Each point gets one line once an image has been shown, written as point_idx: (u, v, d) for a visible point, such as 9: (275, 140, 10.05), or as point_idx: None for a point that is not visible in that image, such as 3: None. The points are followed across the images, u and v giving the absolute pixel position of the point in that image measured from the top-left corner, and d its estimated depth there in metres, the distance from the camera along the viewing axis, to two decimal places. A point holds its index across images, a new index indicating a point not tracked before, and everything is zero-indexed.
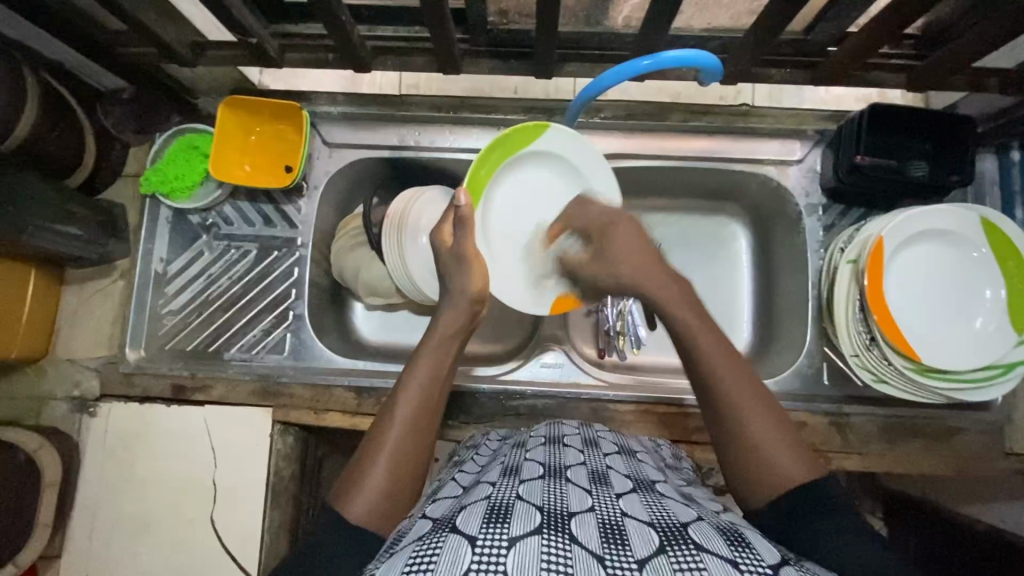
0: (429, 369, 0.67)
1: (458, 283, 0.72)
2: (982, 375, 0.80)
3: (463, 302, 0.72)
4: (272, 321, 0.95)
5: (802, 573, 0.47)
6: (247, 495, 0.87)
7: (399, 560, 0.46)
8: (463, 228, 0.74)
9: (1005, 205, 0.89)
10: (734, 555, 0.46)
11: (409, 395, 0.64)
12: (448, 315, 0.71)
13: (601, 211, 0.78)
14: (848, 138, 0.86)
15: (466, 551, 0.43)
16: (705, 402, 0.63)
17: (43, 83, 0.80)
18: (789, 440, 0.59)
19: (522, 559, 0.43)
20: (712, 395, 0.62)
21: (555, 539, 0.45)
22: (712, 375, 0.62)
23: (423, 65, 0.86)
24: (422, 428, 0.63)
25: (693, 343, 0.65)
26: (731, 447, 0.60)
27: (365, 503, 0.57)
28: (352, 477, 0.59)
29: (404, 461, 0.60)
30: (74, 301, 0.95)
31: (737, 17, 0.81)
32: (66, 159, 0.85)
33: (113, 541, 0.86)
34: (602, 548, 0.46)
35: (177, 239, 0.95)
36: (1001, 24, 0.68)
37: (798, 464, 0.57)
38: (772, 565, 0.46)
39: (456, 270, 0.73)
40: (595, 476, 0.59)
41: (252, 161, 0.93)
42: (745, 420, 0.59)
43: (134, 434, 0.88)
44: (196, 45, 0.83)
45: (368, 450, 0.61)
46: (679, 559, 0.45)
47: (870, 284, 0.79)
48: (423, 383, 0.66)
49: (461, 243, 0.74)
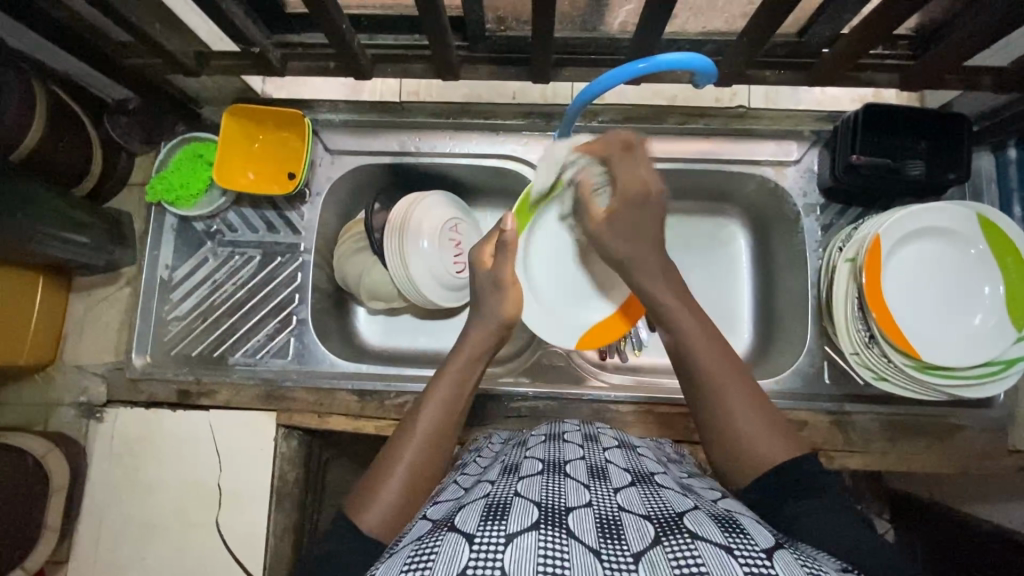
0: (453, 384, 0.69)
1: (491, 308, 0.75)
2: (982, 371, 0.80)
3: (493, 323, 0.75)
4: (276, 325, 0.96)
5: (795, 556, 0.47)
6: (253, 499, 0.87)
7: (396, 562, 0.46)
8: (504, 251, 0.75)
9: (1003, 201, 0.89)
10: (728, 541, 0.46)
11: (430, 410, 0.66)
12: (477, 334, 0.74)
13: (644, 174, 0.72)
14: (844, 140, 0.86)
15: (464, 549, 0.44)
16: (688, 382, 0.66)
17: (51, 95, 0.81)
18: (771, 420, 0.61)
19: (519, 554, 0.43)
20: (694, 377, 0.65)
21: (551, 534, 0.46)
22: (699, 355, 0.65)
23: (422, 71, 0.88)
24: (440, 441, 0.65)
25: (676, 326, 0.68)
26: (709, 427, 0.63)
27: (381, 516, 0.58)
28: (368, 488, 0.61)
29: (420, 477, 0.62)
30: (80, 308, 0.96)
31: (732, 22, 0.82)
32: (73, 168, 0.87)
33: (120, 546, 0.87)
34: (598, 542, 0.46)
35: (182, 245, 0.97)
36: (991, 23, 0.68)
37: (778, 441, 0.59)
38: (767, 550, 0.46)
39: (491, 295, 0.76)
40: (595, 470, 0.59)
41: (256, 168, 0.94)
42: (727, 398, 0.62)
43: (141, 439, 0.89)
44: (200, 55, 0.84)
45: (386, 463, 0.62)
46: (674, 549, 0.45)
47: (869, 284, 0.79)
48: (445, 398, 0.68)
49: (502, 267, 0.76)
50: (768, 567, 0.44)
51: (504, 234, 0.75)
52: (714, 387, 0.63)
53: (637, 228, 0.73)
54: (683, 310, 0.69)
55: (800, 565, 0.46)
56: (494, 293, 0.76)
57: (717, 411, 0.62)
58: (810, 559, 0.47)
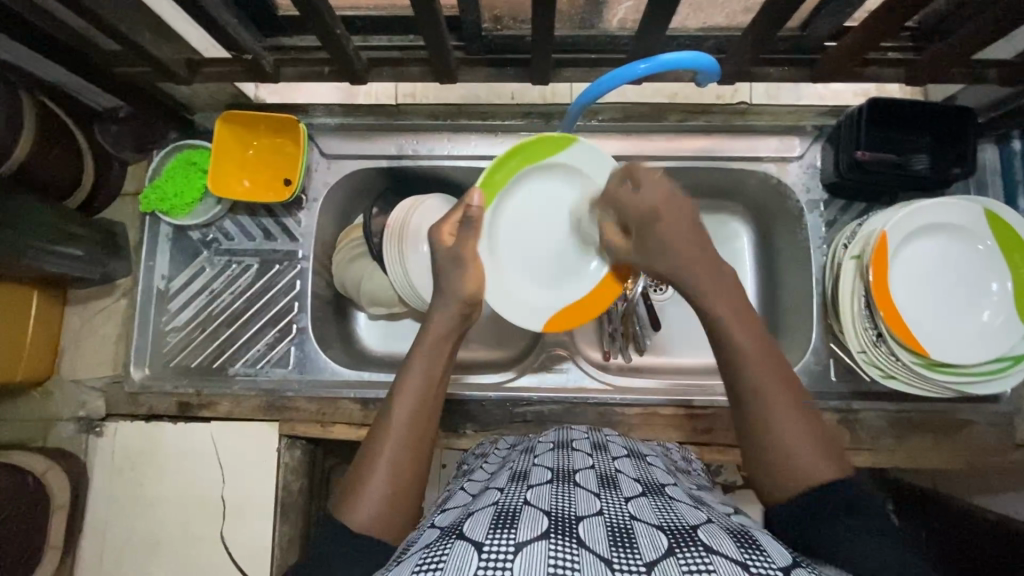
0: (422, 373, 0.67)
1: (452, 284, 0.73)
2: (991, 367, 0.80)
3: (454, 302, 0.72)
4: (276, 334, 0.94)
5: (812, 574, 0.46)
6: (257, 511, 0.87)
7: (405, 568, 0.45)
8: (470, 227, 0.74)
9: (1006, 194, 0.89)
10: (744, 557, 0.45)
11: (402, 404, 0.65)
12: (440, 318, 0.72)
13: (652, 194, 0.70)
14: (849, 135, 0.85)
15: (474, 556, 0.43)
16: (735, 393, 0.62)
17: (40, 107, 0.80)
18: (816, 434, 0.58)
19: (529, 562, 0.42)
20: (743, 386, 0.61)
21: (562, 543, 0.45)
22: (752, 369, 0.61)
23: (419, 75, 0.85)
24: (416, 436, 0.64)
25: (730, 339, 0.63)
26: (762, 445, 0.58)
27: (372, 513, 0.57)
28: (354, 487, 0.60)
29: (403, 475, 0.61)
30: (76, 321, 0.94)
31: (732, 17, 0.80)
32: (66, 181, 0.85)
33: (125, 561, 0.86)
34: (610, 552, 0.45)
35: (178, 256, 0.95)
36: (999, 18, 0.67)
37: (824, 459, 0.56)
38: (782, 567, 0.45)
39: (451, 270, 0.74)
40: (604, 480, 0.59)
41: (251, 175, 0.93)
42: (775, 413, 0.58)
43: (142, 453, 0.88)
44: (190, 63, 0.82)
45: (365, 462, 0.62)
46: (688, 561, 0.44)
47: (876, 280, 0.79)
48: (416, 388, 0.66)
49: (466, 244, 0.74)
50: None
51: (470, 208, 0.74)
52: (768, 401, 0.59)
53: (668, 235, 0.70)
54: (737, 322, 0.64)
55: None
56: (453, 268, 0.74)
57: (770, 426, 0.58)
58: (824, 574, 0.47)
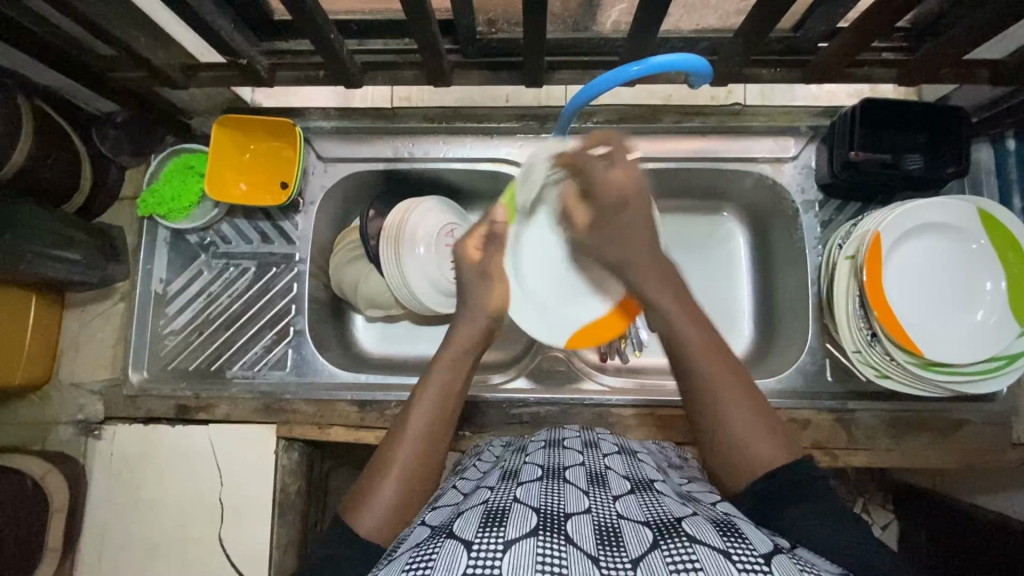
0: (443, 383, 0.68)
1: (477, 299, 0.74)
2: (983, 366, 0.80)
3: (481, 317, 0.73)
4: (273, 337, 0.95)
5: (795, 563, 0.46)
6: (255, 515, 0.87)
7: (393, 569, 0.46)
8: (495, 242, 0.77)
9: (1002, 193, 0.89)
10: (727, 545, 0.46)
11: (421, 412, 0.65)
12: (465, 329, 0.72)
13: (624, 183, 0.69)
14: (843, 136, 0.85)
15: (462, 555, 0.43)
16: (682, 379, 0.65)
17: (38, 112, 0.80)
18: (761, 420, 0.60)
19: (517, 559, 0.43)
20: (688, 376, 0.64)
21: (549, 540, 0.45)
22: (695, 355, 0.64)
23: (413, 78, 0.86)
24: (431, 445, 0.64)
25: (673, 329, 0.66)
26: (707, 431, 0.61)
27: (378, 519, 0.58)
28: (363, 491, 0.61)
29: (415, 483, 0.61)
30: (75, 325, 0.95)
31: (724, 19, 0.81)
32: (63, 186, 0.86)
33: (124, 563, 0.86)
34: (596, 549, 0.46)
35: (175, 259, 0.95)
36: (988, 19, 0.67)
37: (773, 443, 0.59)
38: (764, 554, 0.45)
39: (479, 286, 0.75)
40: (594, 477, 0.59)
41: (248, 178, 0.94)
42: (717, 400, 0.61)
43: (140, 456, 0.89)
44: (186, 67, 0.83)
45: (377, 468, 0.62)
46: (672, 553, 0.45)
47: (870, 280, 0.79)
48: (438, 396, 0.67)
49: (491, 258, 0.76)
50: (768, 572, 0.43)
51: (494, 226, 0.77)
52: (710, 389, 0.62)
53: (624, 228, 0.70)
54: (678, 308, 0.67)
55: (799, 568, 0.45)
56: (483, 284, 0.75)
57: (714, 413, 0.61)
58: (807, 565, 0.47)
